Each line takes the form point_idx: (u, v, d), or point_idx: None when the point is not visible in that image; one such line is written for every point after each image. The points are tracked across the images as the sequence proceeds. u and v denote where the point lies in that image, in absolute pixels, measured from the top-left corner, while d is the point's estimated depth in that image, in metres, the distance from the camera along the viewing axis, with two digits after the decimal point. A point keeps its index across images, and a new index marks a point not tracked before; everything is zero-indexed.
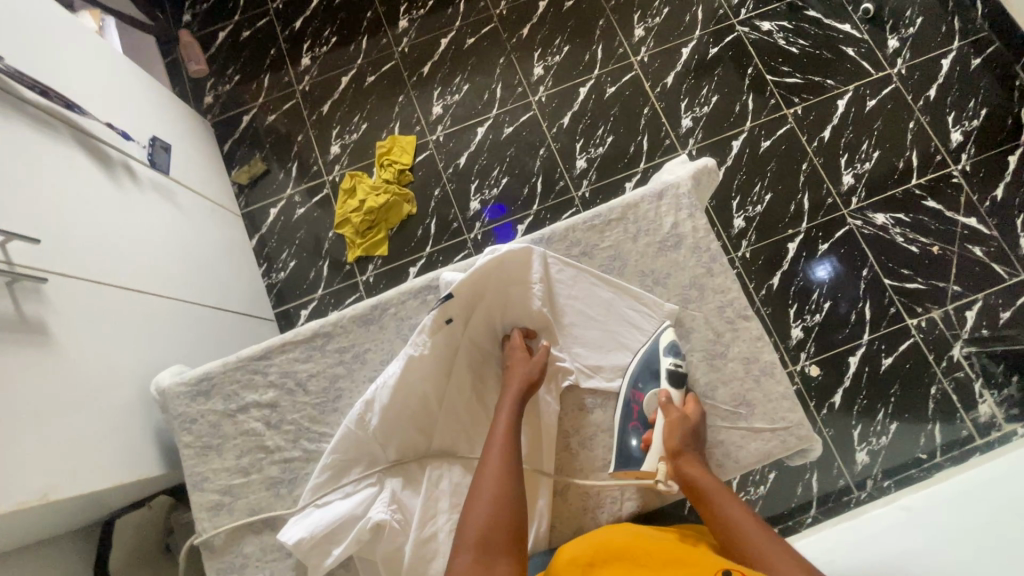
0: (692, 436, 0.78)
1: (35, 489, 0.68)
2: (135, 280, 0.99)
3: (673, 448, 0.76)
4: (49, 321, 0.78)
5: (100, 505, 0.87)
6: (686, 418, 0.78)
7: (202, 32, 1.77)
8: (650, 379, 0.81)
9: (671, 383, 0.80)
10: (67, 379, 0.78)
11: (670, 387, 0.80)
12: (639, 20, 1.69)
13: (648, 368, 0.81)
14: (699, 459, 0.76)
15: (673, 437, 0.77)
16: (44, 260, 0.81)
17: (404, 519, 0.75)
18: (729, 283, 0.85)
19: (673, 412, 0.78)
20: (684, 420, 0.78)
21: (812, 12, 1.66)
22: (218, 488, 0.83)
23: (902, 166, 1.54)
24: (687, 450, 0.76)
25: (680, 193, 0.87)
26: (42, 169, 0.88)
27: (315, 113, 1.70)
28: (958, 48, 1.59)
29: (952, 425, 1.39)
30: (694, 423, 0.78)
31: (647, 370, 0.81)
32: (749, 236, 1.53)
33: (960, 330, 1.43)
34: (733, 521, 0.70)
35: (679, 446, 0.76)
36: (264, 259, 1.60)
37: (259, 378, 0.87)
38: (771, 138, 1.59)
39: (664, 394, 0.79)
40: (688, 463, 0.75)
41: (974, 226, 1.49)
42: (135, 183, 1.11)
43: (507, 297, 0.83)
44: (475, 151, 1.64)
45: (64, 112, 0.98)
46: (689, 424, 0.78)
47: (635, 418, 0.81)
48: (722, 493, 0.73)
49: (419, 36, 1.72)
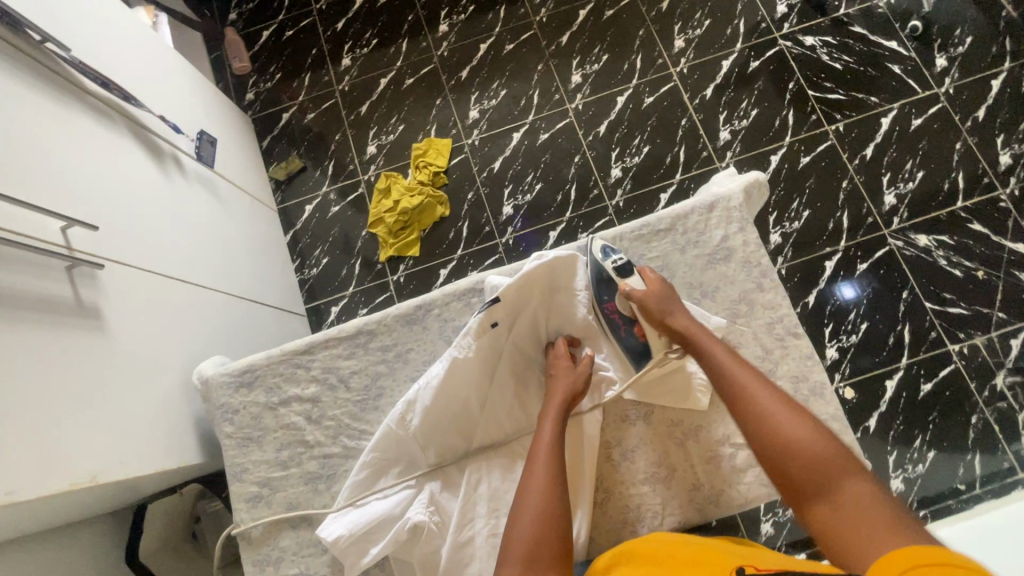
0: (669, 301, 0.79)
1: (85, 472, 0.69)
2: (181, 271, 1.01)
3: (659, 318, 0.78)
4: (103, 306, 0.79)
5: (140, 490, 0.88)
6: (651, 293, 0.79)
7: (247, 31, 1.81)
8: (609, 287, 0.84)
9: (624, 276, 0.82)
10: (117, 363, 0.79)
11: (627, 279, 0.82)
12: (680, 30, 1.68)
13: (602, 281, 0.85)
14: (683, 316, 0.78)
15: (652, 309, 0.78)
16: (101, 246, 0.83)
17: (442, 522, 0.74)
18: (779, 300, 0.84)
19: (640, 294, 0.79)
20: (651, 293, 0.79)
21: (857, 28, 1.64)
22: (257, 480, 0.84)
23: (947, 188, 1.50)
24: (670, 312, 0.78)
25: (731, 207, 0.86)
26: (99, 158, 0.90)
27: (353, 113, 1.72)
28: (1009, 69, 1.55)
29: (993, 456, 1.34)
30: (662, 291, 0.80)
31: (600, 282, 0.85)
32: (786, 252, 1.50)
33: (1004, 358, 1.39)
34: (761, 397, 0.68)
35: (663, 312, 0.78)
36: (298, 255, 1.62)
37: (301, 372, 0.87)
38: (811, 154, 1.56)
39: (624, 286, 0.81)
40: (679, 321, 0.77)
41: (1022, 252, 1.44)
42: (183, 174, 1.14)
43: (552, 304, 0.84)
44: (510, 156, 1.64)
45: (121, 104, 1.00)
46: (658, 294, 0.79)
47: (621, 322, 0.84)
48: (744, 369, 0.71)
49: (459, 41, 1.74)
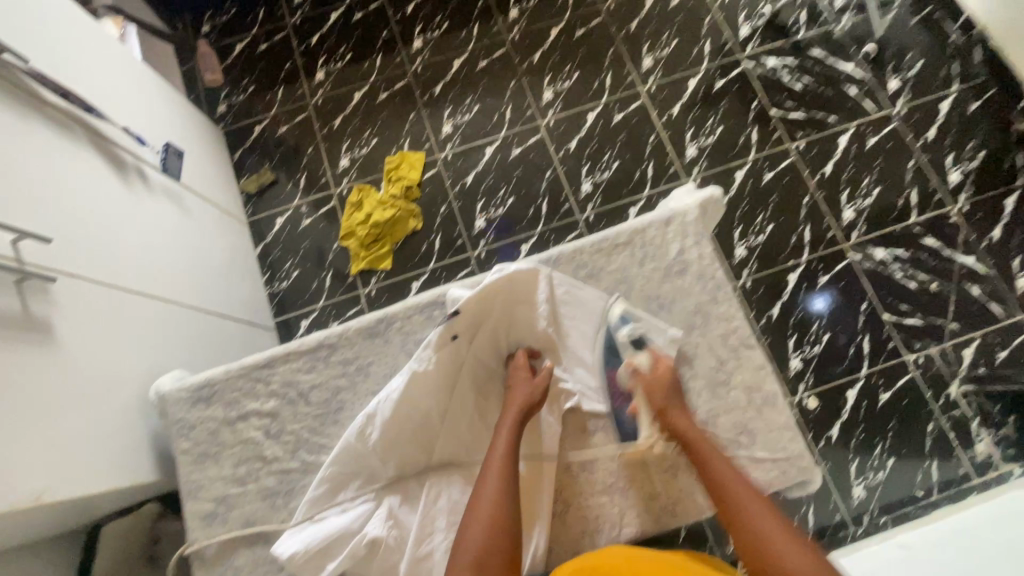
0: (672, 393, 0.80)
1: (31, 490, 0.67)
2: (140, 284, 0.99)
3: (660, 408, 0.78)
4: (54, 319, 0.78)
5: (92, 509, 0.86)
6: (658, 380, 0.80)
7: (220, 44, 1.81)
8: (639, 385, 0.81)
9: (633, 351, 0.83)
10: (66, 378, 0.77)
11: (635, 354, 0.82)
12: (648, 50, 1.74)
13: (611, 346, 0.84)
14: (683, 411, 0.79)
15: (654, 398, 0.79)
16: (54, 258, 0.81)
17: (400, 537, 0.74)
18: (733, 311, 0.86)
19: (646, 376, 0.80)
20: (657, 380, 0.80)
21: (816, 50, 1.71)
22: (213, 497, 0.82)
23: (901, 204, 1.57)
24: (673, 405, 0.79)
25: (687, 222, 0.89)
26: (57, 170, 0.89)
27: (326, 127, 1.72)
28: (956, 91, 1.63)
29: (949, 462, 1.38)
30: (669, 380, 0.80)
31: (610, 348, 0.84)
32: (751, 265, 1.55)
33: (957, 368, 1.44)
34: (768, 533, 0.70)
35: (665, 403, 0.79)
36: (268, 268, 1.61)
37: (261, 386, 0.86)
38: (774, 170, 1.62)
39: (631, 362, 0.82)
40: (679, 418, 0.78)
41: (972, 265, 1.51)
42: (147, 187, 1.13)
43: (512, 316, 0.85)
44: (482, 170, 1.66)
45: (82, 115, 0.99)
46: (664, 384, 0.80)
47: (617, 394, 0.83)
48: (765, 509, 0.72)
49: (433, 57, 1.76)
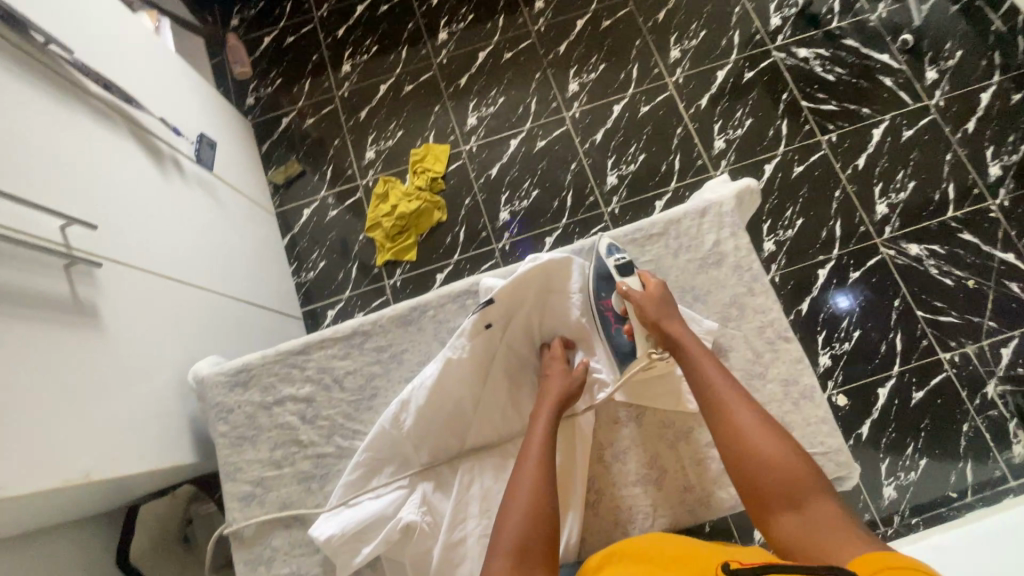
0: (665, 306, 0.79)
1: (78, 469, 0.69)
2: (177, 272, 1.01)
3: (653, 323, 0.78)
4: (99, 303, 0.80)
5: (132, 489, 0.88)
6: (649, 296, 0.79)
7: (248, 37, 1.83)
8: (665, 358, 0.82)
9: (623, 274, 0.82)
10: (111, 361, 0.79)
11: (626, 277, 0.82)
12: (675, 41, 1.71)
13: (601, 276, 0.84)
14: (676, 322, 0.78)
15: (647, 313, 0.79)
16: (101, 246, 0.84)
17: (434, 523, 0.74)
18: (770, 304, 0.85)
19: (637, 296, 0.80)
20: (649, 296, 0.79)
21: (849, 40, 1.67)
22: (250, 479, 0.84)
23: (938, 198, 1.52)
24: (665, 316, 0.78)
25: (723, 212, 0.87)
26: (101, 159, 0.91)
27: (352, 119, 1.73)
28: (997, 82, 1.58)
29: (984, 464, 1.35)
30: (660, 295, 0.80)
31: (601, 277, 0.84)
32: (779, 260, 1.52)
33: (995, 367, 1.40)
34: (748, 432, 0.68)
35: (657, 317, 0.78)
36: (295, 258, 1.63)
37: (296, 372, 0.88)
38: (804, 164, 1.58)
39: (623, 286, 0.81)
40: (672, 327, 0.77)
41: (1012, 262, 1.46)
42: (182, 176, 1.15)
43: (546, 306, 0.85)
44: (507, 162, 1.66)
45: (123, 106, 1.02)
46: (656, 298, 0.79)
47: (614, 320, 0.83)
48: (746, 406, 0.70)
49: (458, 49, 1.76)
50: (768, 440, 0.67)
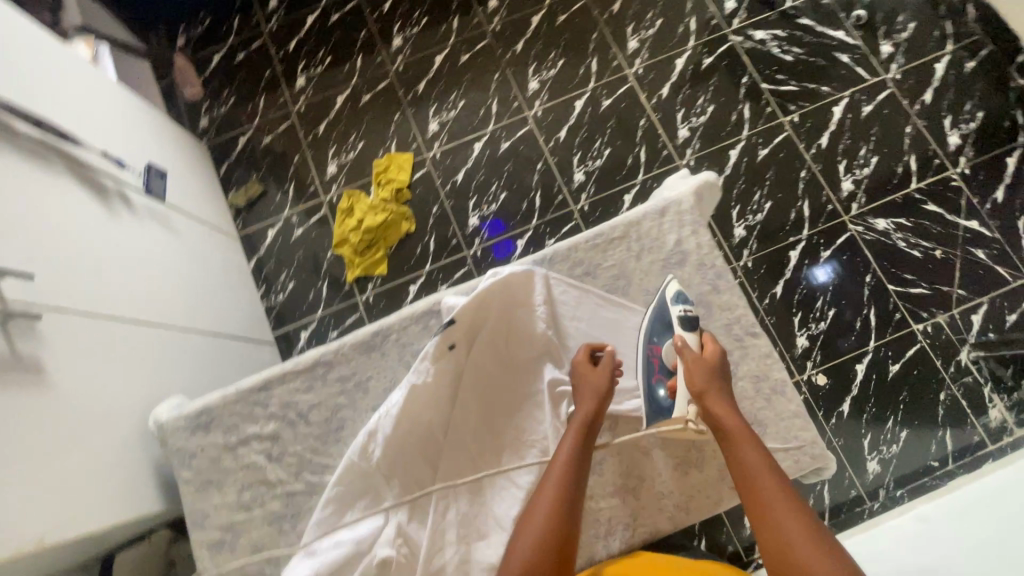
0: (715, 375, 0.76)
1: (31, 535, 0.67)
2: (131, 312, 0.97)
3: (698, 390, 0.75)
4: (43, 357, 0.76)
5: (99, 545, 0.85)
6: (704, 360, 0.77)
7: (197, 56, 1.77)
8: (664, 331, 0.80)
9: (685, 327, 0.79)
10: (62, 416, 0.76)
11: (685, 331, 0.79)
12: (633, 32, 1.70)
13: (661, 322, 0.80)
14: (724, 395, 0.75)
15: (696, 379, 0.76)
16: (40, 295, 0.79)
17: (411, 554, 0.73)
18: (735, 300, 0.84)
19: (692, 354, 0.77)
20: (702, 361, 0.77)
21: (805, 20, 1.67)
22: (219, 525, 0.82)
23: (901, 171, 1.53)
24: (715, 389, 0.75)
25: (682, 211, 0.86)
26: (36, 203, 0.86)
27: (311, 133, 1.69)
28: (951, 51, 1.59)
29: (963, 430, 1.37)
30: (714, 362, 0.77)
31: (659, 322, 0.80)
32: (750, 245, 1.52)
33: (967, 334, 1.42)
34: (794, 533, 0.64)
35: (705, 386, 0.75)
36: (263, 282, 1.59)
37: (260, 410, 0.85)
38: (768, 146, 1.59)
39: (680, 338, 0.79)
40: (716, 403, 0.74)
41: (976, 229, 1.48)
42: (131, 210, 1.10)
43: (510, 321, 0.83)
44: (472, 167, 1.63)
45: (59, 142, 0.97)
46: (709, 364, 0.76)
47: (659, 370, 0.79)
48: (799, 519, 0.64)
49: (414, 54, 1.73)
50: (790, 518, 0.65)
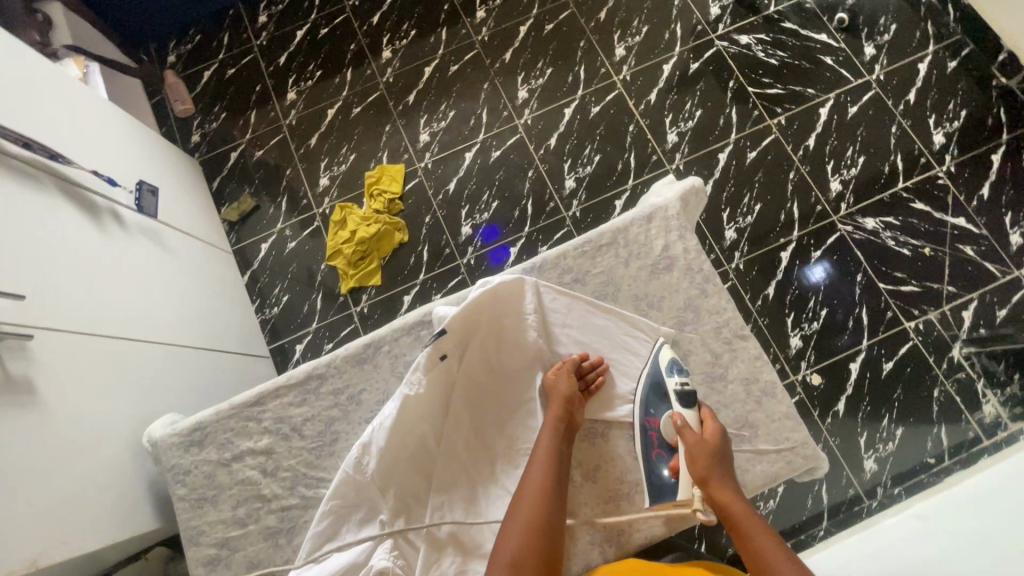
0: (717, 457, 0.76)
1: (23, 556, 0.66)
2: (124, 330, 0.97)
3: (698, 473, 0.75)
4: (35, 377, 0.76)
5: (94, 566, 0.85)
6: (704, 439, 0.77)
7: (187, 72, 1.78)
8: (660, 402, 0.81)
9: (682, 403, 0.79)
10: (52, 436, 0.76)
11: (683, 408, 0.79)
12: (619, 39, 1.72)
13: (656, 393, 0.81)
14: (726, 477, 0.75)
15: (695, 462, 0.76)
16: (31, 316, 0.79)
17: (407, 565, 0.74)
18: (723, 303, 0.85)
19: (692, 433, 0.77)
20: (702, 441, 0.76)
21: (788, 24, 1.69)
22: (215, 541, 0.81)
23: (887, 171, 1.55)
24: (715, 473, 0.75)
25: (669, 217, 0.87)
26: (27, 224, 0.87)
27: (302, 147, 1.70)
28: (933, 52, 1.62)
29: (958, 427, 1.38)
30: (715, 442, 0.76)
31: (656, 393, 0.81)
32: (742, 247, 1.53)
33: (958, 331, 1.43)
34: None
35: (706, 469, 0.75)
36: (257, 295, 1.59)
37: (253, 425, 0.85)
38: (757, 149, 1.60)
39: (678, 415, 0.79)
40: (717, 484, 0.74)
41: (963, 226, 1.49)
42: (123, 229, 1.11)
43: (501, 330, 0.83)
44: (463, 176, 1.64)
45: (49, 164, 0.97)
46: (708, 444, 0.76)
47: (658, 446, 0.80)
48: None
49: (403, 66, 1.74)
50: None
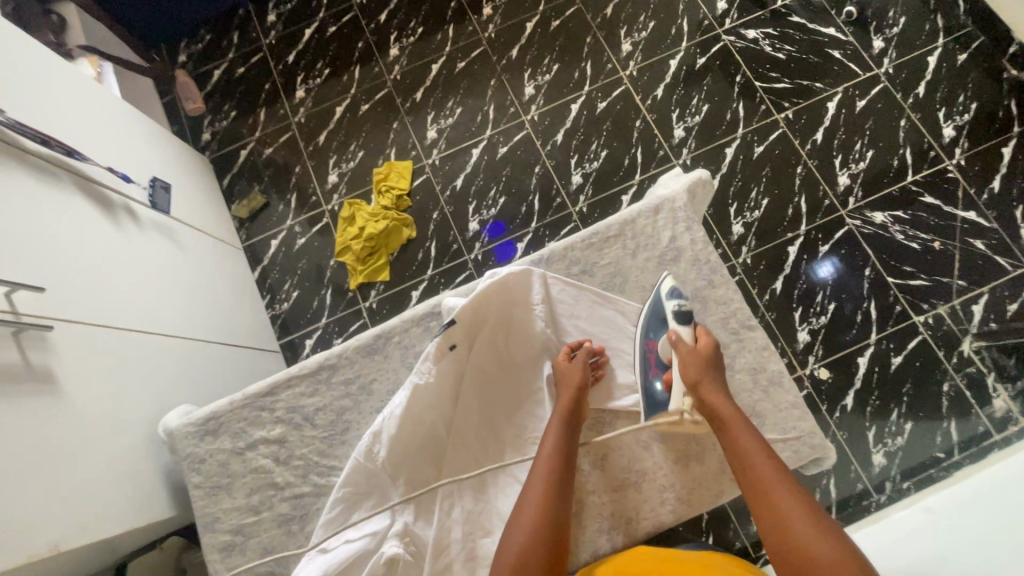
0: (710, 367, 0.78)
1: (45, 542, 0.68)
2: (139, 323, 0.99)
3: (692, 380, 0.77)
4: (55, 367, 0.78)
5: (113, 552, 0.87)
6: (697, 352, 0.79)
7: (198, 71, 1.81)
8: (659, 326, 0.82)
9: (679, 322, 0.81)
10: (72, 425, 0.77)
11: (679, 325, 0.81)
12: (626, 34, 1.72)
13: (656, 317, 0.83)
14: (719, 387, 0.77)
15: (688, 371, 0.78)
16: (50, 307, 0.81)
17: (417, 552, 0.75)
18: (730, 294, 0.86)
19: (687, 347, 0.79)
20: (695, 352, 0.79)
21: (796, 18, 1.68)
22: (229, 528, 0.83)
23: (896, 165, 1.54)
24: (708, 379, 0.77)
25: (676, 208, 0.88)
26: (44, 218, 0.88)
27: (311, 144, 1.72)
28: (942, 44, 1.60)
29: (968, 421, 1.37)
30: (708, 354, 0.79)
31: (654, 318, 0.83)
32: (749, 241, 1.53)
33: (968, 325, 1.42)
34: (795, 524, 0.64)
35: (699, 376, 0.77)
36: (268, 291, 1.61)
37: (266, 415, 0.87)
38: (764, 143, 1.60)
39: (674, 332, 0.81)
40: (710, 392, 0.76)
41: (974, 219, 1.48)
42: (137, 225, 1.12)
43: (509, 320, 0.84)
44: (471, 173, 1.65)
45: (65, 160, 0.99)
46: (702, 356, 0.79)
47: (654, 364, 0.81)
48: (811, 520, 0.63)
49: (410, 63, 1.75)
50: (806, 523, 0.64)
